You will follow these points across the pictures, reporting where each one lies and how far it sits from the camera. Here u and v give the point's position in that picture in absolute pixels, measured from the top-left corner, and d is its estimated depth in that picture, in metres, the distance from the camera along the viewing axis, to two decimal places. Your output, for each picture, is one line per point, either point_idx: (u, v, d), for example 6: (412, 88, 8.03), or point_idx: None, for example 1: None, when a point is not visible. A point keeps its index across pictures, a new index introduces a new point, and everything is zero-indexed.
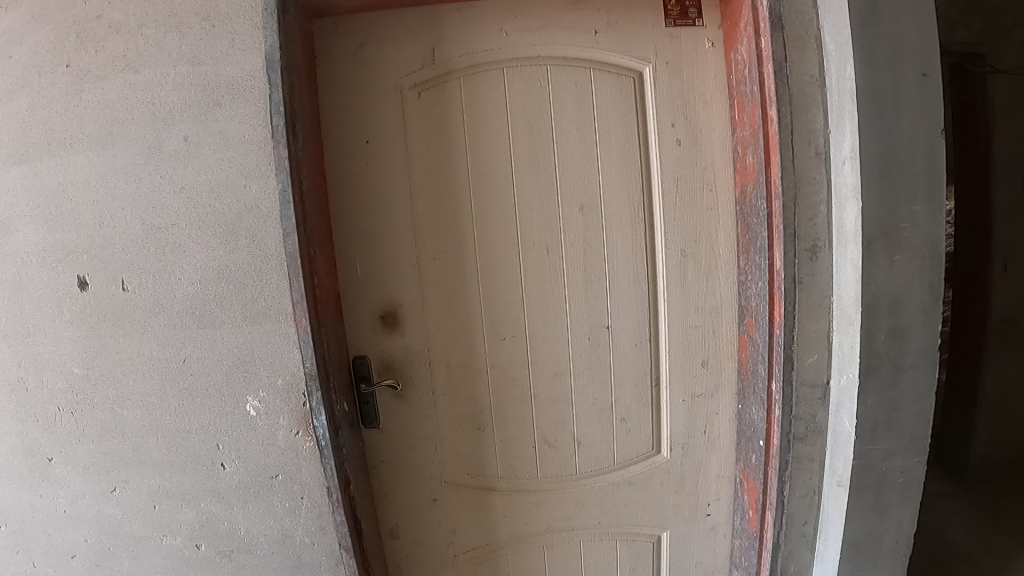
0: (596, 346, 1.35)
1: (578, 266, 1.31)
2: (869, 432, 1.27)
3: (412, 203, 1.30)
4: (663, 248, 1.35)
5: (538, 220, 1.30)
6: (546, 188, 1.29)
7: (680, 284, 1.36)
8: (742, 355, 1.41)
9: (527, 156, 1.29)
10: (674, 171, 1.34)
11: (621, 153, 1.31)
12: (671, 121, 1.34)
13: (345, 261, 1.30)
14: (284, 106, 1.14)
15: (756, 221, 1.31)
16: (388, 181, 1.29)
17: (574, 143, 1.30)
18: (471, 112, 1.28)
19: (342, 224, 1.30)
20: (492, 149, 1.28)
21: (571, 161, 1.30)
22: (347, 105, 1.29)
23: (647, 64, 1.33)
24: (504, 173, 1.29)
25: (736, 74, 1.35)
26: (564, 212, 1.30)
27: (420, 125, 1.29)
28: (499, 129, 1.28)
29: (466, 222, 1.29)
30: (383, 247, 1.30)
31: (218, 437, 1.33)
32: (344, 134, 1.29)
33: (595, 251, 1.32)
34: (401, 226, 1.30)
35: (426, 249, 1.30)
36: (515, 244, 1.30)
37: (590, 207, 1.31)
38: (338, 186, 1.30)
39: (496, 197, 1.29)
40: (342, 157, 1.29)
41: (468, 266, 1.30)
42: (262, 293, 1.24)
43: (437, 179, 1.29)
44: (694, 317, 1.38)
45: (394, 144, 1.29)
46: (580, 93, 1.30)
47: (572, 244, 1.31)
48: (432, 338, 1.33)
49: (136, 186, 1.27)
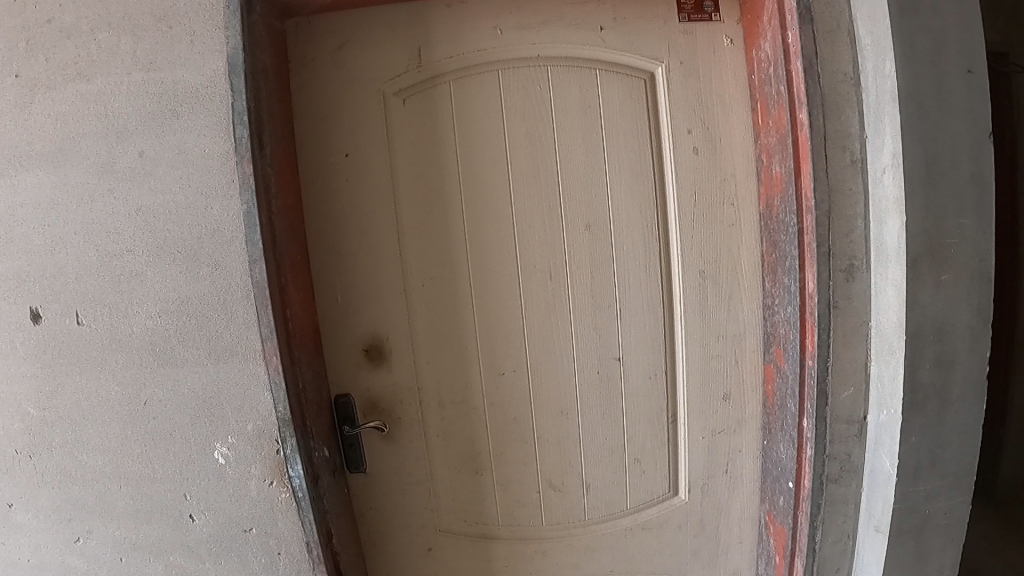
0: (606, 381, 1.19)
1: (584, 291, 1.16)
2: (911, 473, 1.11)
3: (398, 223, 1.15)
4: (680, 270, 1.20)
5: (539, 240, 1.14)
6: (546, 202, 1.14)
7: (699, 309, 1.21)
8: (768, 387, 1.28)
9: (526, 167, 1.14)
10: (692, 183, 1.19)
11: (631, 161, 1.16)
12: (688, 126, 1.20)
13: (324, 289, 1.16)
14: (247, 115, 1.01)
15: (785, 239, 1.17)
16: (370, 199, 1.15)
17: (579, 151, 1.15)
18: (463, 119, 1.14)
19: (320, 247, 1.16)
20: (486, 161, 1.14)
21: (576, 171, 1.15)
22: (324, 114, 1.15)
23: (660, 64, 1.19)
24: (501, 188, 1.14)
25: (760, 74, 1.21)
26: (568, 229, 1.15)
27: (405, 136, 1.15)
28: (494, 138, 1.14)
29: (459, 244, 1.15)
30: (365, 273, 1.16)
31: (185, 487, 1.19)
32: (321, 147, 1.15)
33: (603, 273, 1.16)
34: (386, 249, 1.15)
35: (415, 275, 1.16)
36: (513, 267, 1.15)
37: (597, 223, 1.15)
38: (315, 206, 1.16)
39: (492, 214, 1.14)
40: (319, 173, 1.15)
41: (462, 293, 1.16)
42: (228, 328, 1.10)
43: (425, 195, 1.15)
44: (713, 344, 1.23)
45: (376, 158, 1.15)
46: (585, 95, 1.15)
47: (578, 266, 1.15)
48: (423, 374, 1.18)
49: (89, 209, 1.14)
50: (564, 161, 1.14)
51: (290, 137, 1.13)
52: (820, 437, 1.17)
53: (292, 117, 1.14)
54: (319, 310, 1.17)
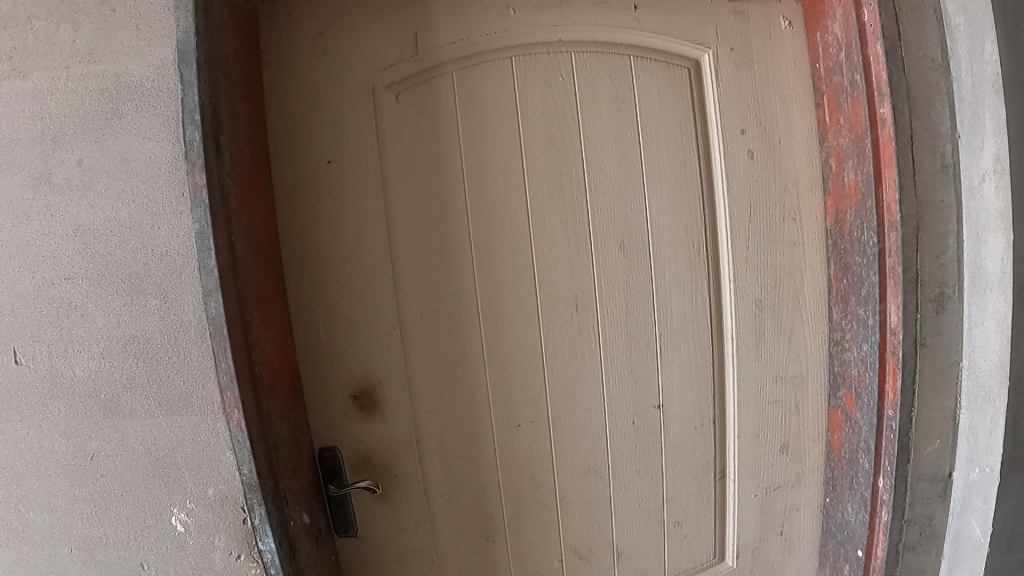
0: (644, 434, 1.00)
1: (618, 326, 0.96)
2: (1005, 542, 0.93)
3: (391, 245, 0.96)
4: (733, 301, 1.00)
5: (562, 264, 0.94)
6: (570, 217, 0.94)
7: (755, 346, 1.02)
8: (834, 437, 1.08)
9: (546, 175, 0.93)
10: (747, 196, 0.99)
11: (673, 168, 0.96)
12: (742, 126, 1.00)
13: (304, 324, 0.97)
14: (201, 113, 0.82)
15: (859, 262, 0.97)
16: (358, 216, 0.96)
17: (611, 156, 0.94)
18: (469, 115, 0.93)
19: (298, 274, 0.97)
20: (496, 167, 0.93)
21: (606, 179, 0.94)
22: (303, 114, 0.96)
23: (706, 50, 0.99)
24: (514, 201, 0.94)
25: (828, 62, 1.00)
26: (596, 251, 0.94)
27: (398, 140, 0.95)
28: (508, 139, 0.93)
29: (464, 269, 0.95)
30: (354, 305, 0.97)
31: (141, 555, 1.00)
32: (300, 153, 0.96)
33: (640, 304, 0.96)
34: (378, 276, 0.96)
35: (412, 307, 0.96)
36: (527, 297, 0.95)
37: (633, 243, 0.95)
38: (292, 225, 0.97)
39: (504, 234, 0.94)
40: (297, 185, 0.96)
41: (468, 328, 0.96)
42: (179, 373, 0.94)
43: (422, 210, 0.95)
44: (770, 388, 1.04)
45: (366, 167, 0.95)
46: (617, 88, 0.95)
47: (611, 295, 0.95)
48: (423, 425, 0.99)
49: (22, 229, 0.95)
50: (591, 169, 0.94)
51: (261, 142, 0.94)
52: (899, 500, 0.96)
53: (264, 117, 0.95)
54: (297, 349, 0.98)
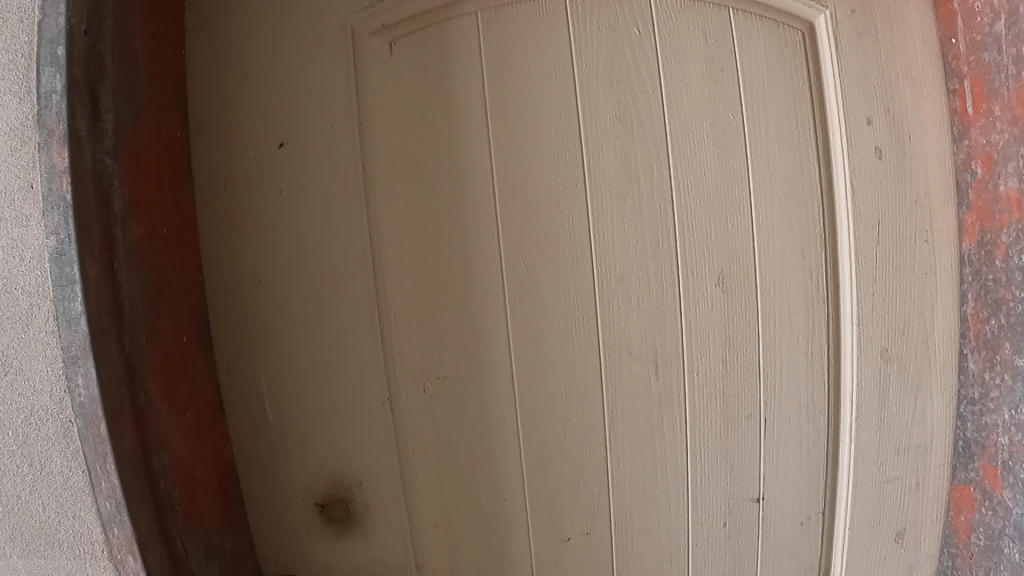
0: (735, 537, 0.72)
1: (710, 395, 0.67)
2: None
3: (375, 278, 0.63)
4: (854, 354, 0.74)
5: (636, 305, 0.64)
6: (646, 237, 0.64)
7: (878, 411, 0.77)
8: (959, 519, 0.79)
9: (614, 175, 0.63)
10: (873, 211, 0.73)
11: (785, 168, 0.66)
12: (867, 114, 0.73)
13: (248, 393, 0.67)
14: (64, 44, 0.52)
15: (1019, 297, 0.68)
16: (325, 234, 0.63)
17: (706, 150, 0.65)
18: (498, 83, 0.62)
19: (234, 319, 0.65)
20: (536, 161, 0.62)
21: (696, 181, 0.64)
22: (244, 79, 0.63)
23: (822, 10, 0.72)
24: (565, 214, 0.63)
25: (974, 35, 0.69)
26: (683, 287, 0.65)
27: (390, 117, 0.62)
28: (554, 122, 0.63)
29: (486, 315, 0.63)
30: (321, 370, 0.65)
31: None
32: (243, 139, 0.64)
33: (739, 360, 0.67)
34: (357, 326, 0.63)
35: (408, 370, 0.64)
36: (580, 354, 0.64)
37: (734, 275, 0.66)
38: (227, 244, 0.64)
39: (553, 266, 0.63)
40: (235, 183, 0.64)
41: (494, 403, 0.64)
42: (34, 482, 0.59)
43: (425, 226, 0.63)
44: (889, 464, 0.79)
45: (339, 158, 0.62)
46: (712, 52, 0.65)
47: (703, 354, 0.66)
48: (423, 544, 0.68)
49: None
50: (679, 166, 0.64)
51: (176, 114, 0.61)
52: None
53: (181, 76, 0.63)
54: (231, 432, 0.67)
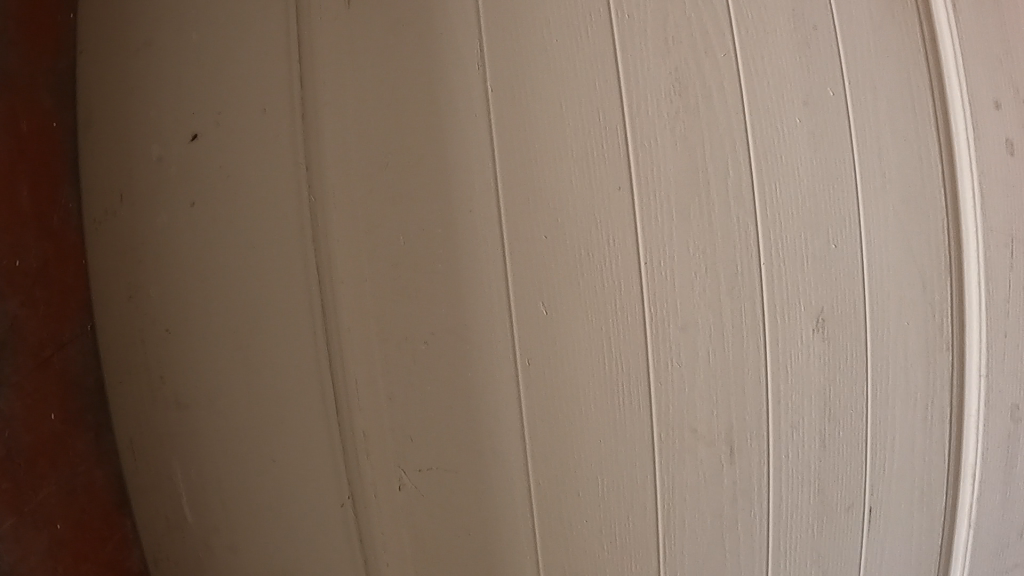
0: None
1: (804, 481, 0.48)
2: None
3: (326, 329, 0.42)
4: (981, 419, 0.54)
5: (706, 364, 0.43)
6: (719, 265, 0.43)
7: (1009, 491, 0.56)
8: None
9: (674, 171, 0.42)
10: (1006, 221, 0.52)
11: (900, 165, 0.49)
12: (994, 96, 0.52)
13: (159, 485, 0.47)
14: None
15: None
16: (252, 264, 0.43)
17: (801, 137, 0.45)
18: (502, 38, 0.41)
19: (136, 383, 0.46)
20: (557, 149, 0.41)
21: (788, 183, 0.44)
22: (147, 49, 0.45)
23: None
24: (599, 230, 0.40)
25: None
26: (769, 337, 0.44)
27: (345, 87, 0.41)
28: (583, 92, 0.41)
29: (492, 384, 0.41)
30: (251, 458, 0.45)
31: None
32: (142, 129, 0.45)
33: (842, 430, 0.48)
34: (301, 398, 0.43)
35: (375, 463, 0.43)
36: (624, 438, 0.43)
37: (838, 314, 0.46)
38: (125, 280, 0.45)
39: (582, 307, 0.41)
40: (132, 192, 0.45)
41: (504, 512, 0.43)
42: None
43: (397, 249, 0.41)
44: (1014, 551, 0.58)
45: (273, 153, 0.42)
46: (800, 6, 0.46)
47: (795, 426, 0.46)
48: None
49: None
50: (765, 161, 0.44)
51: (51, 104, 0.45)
52: None
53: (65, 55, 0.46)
54: (137, 534, 0.49)
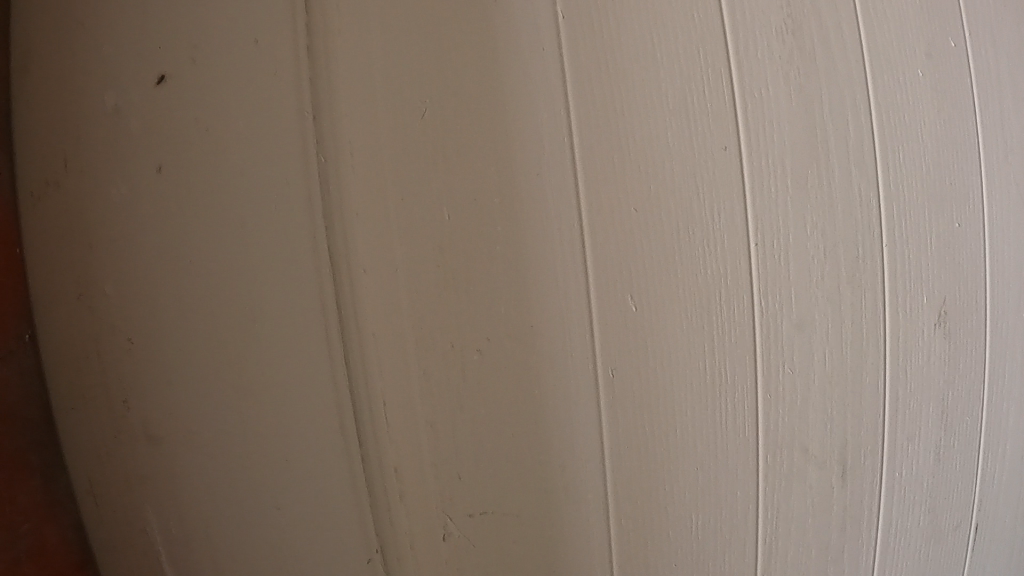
0: None
1: (916, 503, 0.40)
2: None
3: (342, 336, 0.32)
4: None
5: (822, 370, 0.35)
6: (838, 246, 0.35)
7: None
8: None
9: (788, 131, 0.33)
10: None
11: None
12: None
13: (128, 539, 0.36)
14: None
15: None
16: (242, 250, 0.32)
17: (923, 95, 0.37)
18: None
19: (95, 410, 0.35)
20: (651, 97, 0.31)
21: (912, 149, 0.37)
22: None
23: None
24: (703, 202, 0.32)
25: None
26: (890, 333, 0.37)
27: (365, 13, 0.31)
28: (684, 25, 0.32)
29: (564, 405, 0.32)
30: (247, 502, 0.35)
31: None
32: (90, 68, 0.33)
33: (957, 444, 0.40)
34: (313, 424, 0.33)
35: (412, 507, 0.33)
36: (725, 464, 0.34)
37: (961, 307, 0.39)
38: (71, 271, 0.34)
39: (678, 303, 0.32)
40: (79, 155, 0.33)
41: (574, 559, 0.34)
42: None
43: (438, 232, 0.31)
44: None
45: (270, 100, 0.31)
46: None
47: (909, 440, 0.39)
48: None
49: None
50: (887, 122, 0.36)
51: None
52: None
53: None
54: None
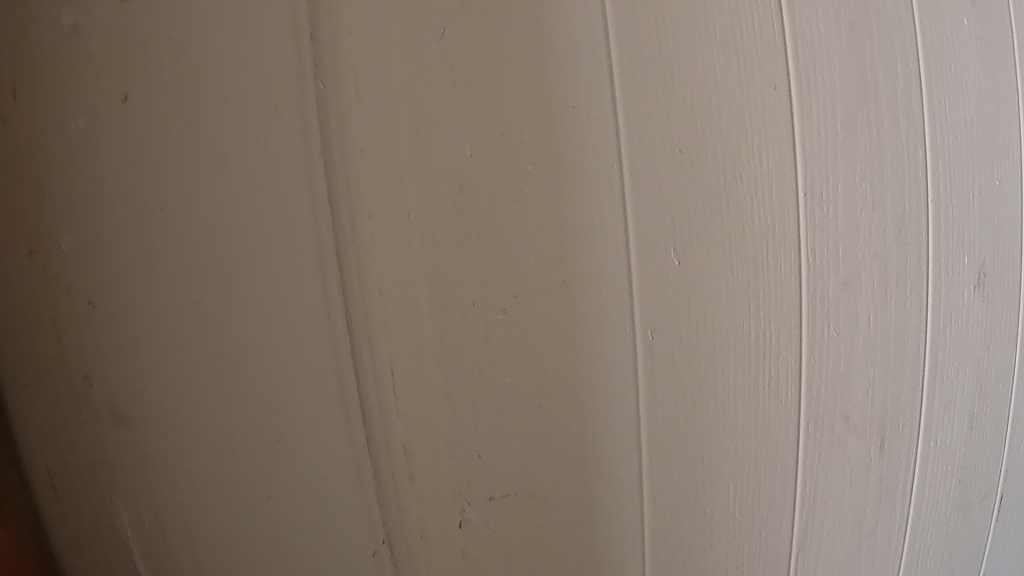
0: None
1: (945, 473, 0.38)
2: None
3: (344, 298, 0.28)
4: None
5: (865, 332, 0.33)
6: (884, 199, 0.32)
7: None
8: None
9: (838, 69, 0.30)
10: None
11: None
12: None
13: (94, 543, 0.31)
14: None
15: None
16: (227, 197, 0.27)
17: (967, 45, 0.35)
18: None
19: (54, 391, 0.29)
20: (697, 23, 0.28)
21: (957, 100, 0.34)
22: None
23: None
24: (749, 145, 0.29)
25: None
26: (932, 294, 0.34)
27: None
28: None
29: (599, 368, 0.29)
30: (233, 490, 0.30)
31: None
32: None
33: (990, 412, 0.39)
34: (310, 398, 0.29)
35: (425, 491, 0.30)
36: (764, 435, 0.32)
37: (997, 269, 0.37)
38: (19, 224, 0.28)
39: (716, 254, 0.29)
40: (23, 80, 0.27)
41: (599, 540, 0.31)
42: None
43: (459, 175, 0.27)
44: None
45: (262, 18, 0.27)
46: None
47: (943, 408, 0.37)
48: None
49: None
50: (934, 65, 0.33)
51: None
52: None
53: None
54: None
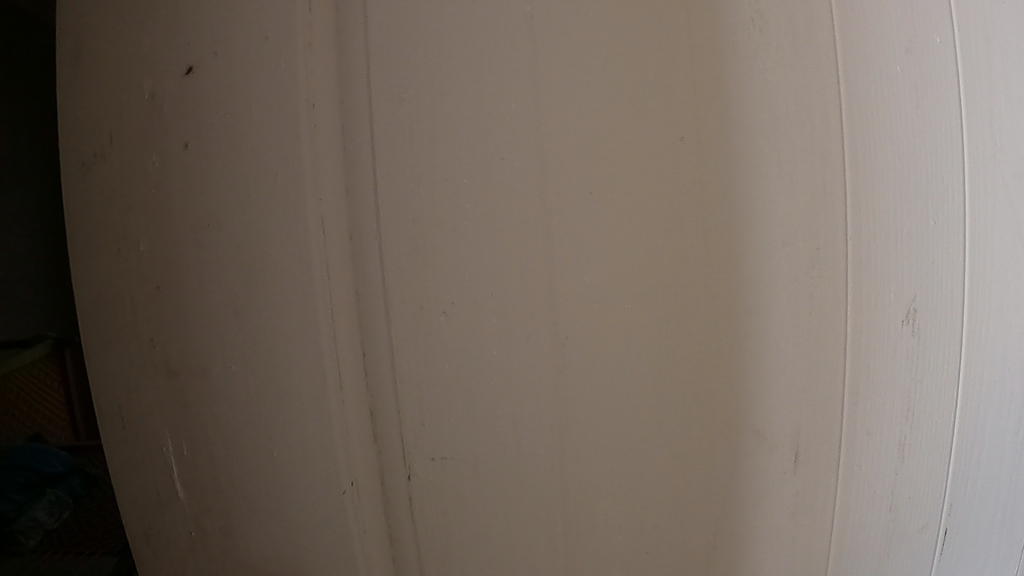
0: None
1: (876, 489, 0.41)
2: None
3: (333, 292, 0.38)
4: None
5: (764, 349, 0.39)
6: (785, 234, 0.38)
7: None
8: None
9: (737, 129, 0.37)
10: None
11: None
12: None
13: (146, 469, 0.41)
14: None
15: None
16: (252, 213, 0.37)
17: (900, 95, 0.37)
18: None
19: (127, 354, 0.39)
20: (607, 99, 0.36)
21: (884, 144, 0.37)
22: None
23: None
24: (646, 191, 0.37)
25: None
26: (845, 320, 0.38)
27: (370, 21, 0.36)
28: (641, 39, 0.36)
29: (521, 353, 0.38)
30: (245, 436, 0.39)
31: None
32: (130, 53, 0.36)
33: (926, 441, 0.41)
34: (306, 367, 0.38)
35: (388, 439, 0.39)
36: (663, 419, 0.39)
37: (932, 304, 0.39)
38: (112, 230, 0.38)
39: (621, 268, 0.38)
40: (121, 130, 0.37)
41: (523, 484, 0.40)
42: None
43: (420, 205, 0.37)
44: None
45: (285, 87, 0.36)
46: None
47: (867, 426, 0.40)
48: None
49: None
50: (853, 119, 0.37)
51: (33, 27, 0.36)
52: None
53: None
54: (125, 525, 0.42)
